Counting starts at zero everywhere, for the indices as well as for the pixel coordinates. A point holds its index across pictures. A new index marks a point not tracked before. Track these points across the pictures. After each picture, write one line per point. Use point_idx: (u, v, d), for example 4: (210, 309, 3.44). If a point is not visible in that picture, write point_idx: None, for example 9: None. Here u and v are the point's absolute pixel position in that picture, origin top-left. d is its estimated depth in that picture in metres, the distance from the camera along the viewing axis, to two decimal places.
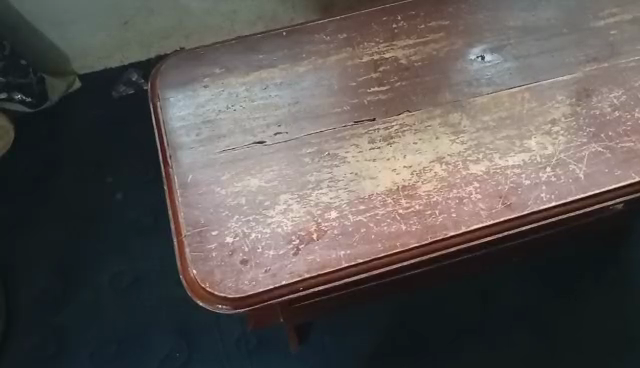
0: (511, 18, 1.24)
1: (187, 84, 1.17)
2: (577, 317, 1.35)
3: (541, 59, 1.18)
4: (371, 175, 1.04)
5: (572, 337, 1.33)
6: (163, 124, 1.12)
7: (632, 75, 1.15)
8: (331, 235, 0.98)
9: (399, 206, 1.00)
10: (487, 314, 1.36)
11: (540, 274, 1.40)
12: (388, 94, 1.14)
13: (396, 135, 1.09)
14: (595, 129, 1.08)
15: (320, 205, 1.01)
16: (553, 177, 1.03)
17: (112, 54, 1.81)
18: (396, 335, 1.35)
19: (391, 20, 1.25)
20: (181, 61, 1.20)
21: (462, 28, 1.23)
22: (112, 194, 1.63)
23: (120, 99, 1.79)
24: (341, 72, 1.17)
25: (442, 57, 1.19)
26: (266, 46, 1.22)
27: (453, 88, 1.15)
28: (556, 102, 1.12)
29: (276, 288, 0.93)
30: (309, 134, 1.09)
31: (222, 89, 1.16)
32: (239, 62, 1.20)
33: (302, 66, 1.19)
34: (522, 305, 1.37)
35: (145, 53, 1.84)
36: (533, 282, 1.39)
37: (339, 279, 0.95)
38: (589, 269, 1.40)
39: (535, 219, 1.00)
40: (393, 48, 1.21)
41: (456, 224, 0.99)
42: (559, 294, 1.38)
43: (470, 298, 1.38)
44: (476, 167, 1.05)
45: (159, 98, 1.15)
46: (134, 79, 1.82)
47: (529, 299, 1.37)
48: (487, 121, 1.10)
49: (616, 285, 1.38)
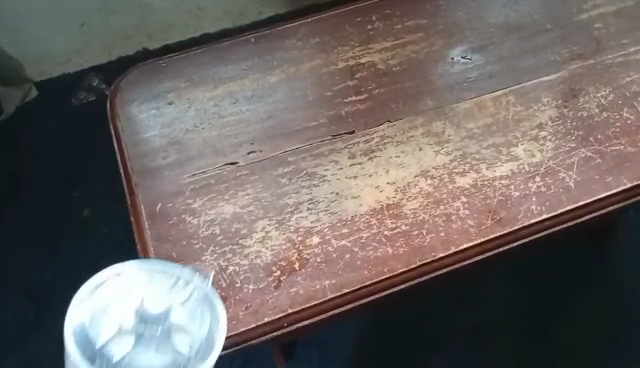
0: (491, 15, 1.18)
1: (151, 101, 1.08)
2: (567, 317, 1.33)
3: (526, 58, 1.12)
4: (354, 194, 0.98)
5: (563, 339, 1.31)
6: (127, 146, 1.03)
7: (619, 72, 1.10)
8: (314, 264, 0.92)
9: (384, 227, 0.95)
10: (479, 316, 1.33)
11: (531, 273, 1.37)
12: (367, 103, 1.08)
13: (378, 148, 1.03)
14: (584, 133, 1.04)
15: (301, 230, 0.95)
16: (544, 186, 0.98)
17: (69, 58, 1.69)
18: (387, 343, 1.31)
19: (366, 21, 1.18)
20: (142, 75, 1.11)
21: (441, 27, 1.16)
22: (79, 210, 1.53)
23: (82, 106, 1.68)
24: (315, 81, 1.10)
25: (422, 59, 1.12)
26: (234, 55, 1.13)
27: (436, 93, 1.08)
28: (542, 105, 1.07)
29: (257, 326, 0.87)
30: (285, 151, 1.02)
31: (189, 106, 1.08)
32: (206, 74, 1.11)
33: (274, 75, 1.11)
34: (514, 306, 1.34)
35: (106, 56, 1.72)
36: (524, 282, 1.37)
37: (325, 311, 0.89)
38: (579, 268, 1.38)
39: (526, 233, 0.95)
40: (369, 52, 1.14)
41: (444, 244, 0.93)
42: (551, 294, 1.35)
43: (462, 302, 1.35)
44: (463, 180, 0.99)
45: (120, 118, 1.07)
46: (95, 84, 1.70)
47: (520, 299, 1.35)
48: (471, 130, 1.05)
49: (606, 283, 1.37)
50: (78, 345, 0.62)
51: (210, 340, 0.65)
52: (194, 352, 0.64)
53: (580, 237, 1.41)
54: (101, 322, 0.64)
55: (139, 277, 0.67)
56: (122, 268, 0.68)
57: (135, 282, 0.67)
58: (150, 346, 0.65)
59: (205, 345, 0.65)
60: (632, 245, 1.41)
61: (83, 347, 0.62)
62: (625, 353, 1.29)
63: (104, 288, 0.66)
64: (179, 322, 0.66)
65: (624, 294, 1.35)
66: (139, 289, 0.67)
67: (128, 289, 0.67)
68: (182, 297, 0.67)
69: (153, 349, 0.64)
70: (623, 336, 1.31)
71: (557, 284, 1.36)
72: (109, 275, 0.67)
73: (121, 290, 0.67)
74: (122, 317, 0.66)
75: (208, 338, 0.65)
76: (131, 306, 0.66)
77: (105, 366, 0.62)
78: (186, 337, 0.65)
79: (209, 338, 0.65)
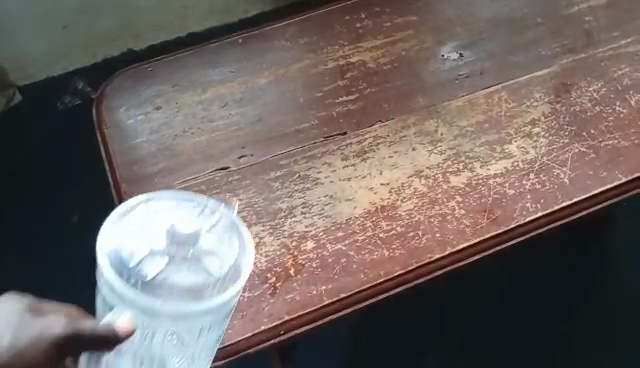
0: (481, 10, 1.17)
1: (139, 106, 1.06)
2: (564, 317, 1.33)
3: (517, 53, 1.11)
4: (347, 197, 0.97)
5: (560, 339, 1.30)
6: (116, 154, 1.01)
7: (610, 66, 1.10)
8: (310, 270, 0.90)
9: (379, 229, 0.94)
10: (477, 316, 1.32)
11: (528, 273, 1.37)
12: (358, 103, 1.06)
13: (371, 149, 1.02)
14: (577, 128, 1.03)
15: (295, 235, 0.93)
16: (538, 183, 0.98)
17: (54, 61, 1.65)
18: (385, 346, 1.28)
19: (355, 19, 1.16)
20: (129, 80, 1.09)
21: (431, 24, 1.15)
22: (68, 217, 1.50)
23: (67, 111, 1.63)
24: (305, 81, 1.09)
25: (413, 57, 1.11)
26: (222, 57, 1.11)
27: (428, 92, 1.07)
28: (534, 101, 1.06)
29: (254, 334, 0.86)
30: (276, 155, 1.01)
31: (177, 111, 1.05)
32: (194, 77, 1.09)
33: (263, 77, 1.09)
34: (511, 306, 1.34)
35: (91, 58, 1.68)
36: (522, 281, 1.36)
37: (321, 318, 0.88)
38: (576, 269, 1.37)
39: (522, 232, 0.94)
40: (359, 51, 1.12)
41: (440, 245, 0.92)
42: (547, 290, 1.35)
43: (460, 300, 1.33)
44: (457, 179, 0.98)
45: (107, 125, 1.04)
46: (80, 88, 1.66)
47: (518, 300, 1.34)
48: (464, 128, 1.04)
49: (602, 277, 1.36)
50: (110, 267, 0.59)
51: (238, 268, 0.62)
52: (224, 277, 0.61)
53: (577, 237, 1.40)
54: (132, 243, 0.61)
55: (170, 202, 0.65)
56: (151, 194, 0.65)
57: (163, 208, 0.64)
58: (184, 267, 0.61)
59: (239, 269, 0.62)
60: (630, 244, 1.40)
61: (115, 270, 0.59)
62: (622, 350, 1.29)
63: (130, 211, 0.63)
64: (209, 245, 0.63)
65: (621, 294, 1.35)
66: (168, 212, 0.64)
67: (158, 213, 0.64)
68: (214, 221, 0.64)
69: (186, 269, 0.60)
70: (619, 331, 1.31)
71: (551, 278, 1.36)
72: (139, 200, 0.64)
73: (148, 213, 0.63)
74: (153, 240, 0.62)
75: (242, 264, 0.62)
76: (159, 228, 0.63)
77: (140, 288, 0.59)
78: (217, 260, 0.62)
79: (242, 264, 0.62)
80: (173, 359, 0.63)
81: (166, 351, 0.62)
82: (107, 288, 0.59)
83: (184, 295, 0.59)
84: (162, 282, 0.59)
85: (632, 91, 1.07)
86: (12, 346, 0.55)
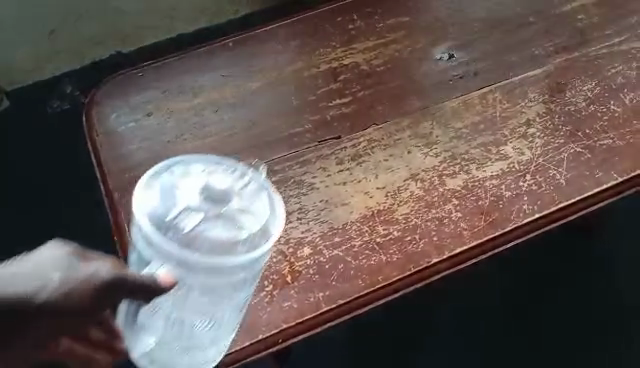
0: (474, 10, 1.16)
1: (130, 113, 1.04)
2: (566, 316, 1.29)
3: (510, 52, 1.11)
4: (343, 202, 0.96)
5: (562, 339, 1.27)
6: (107, 162, 0.99)
7: (604, 64, 1.10)
8: (307, 276, 0.90)
9: (376, 234, 0.93)
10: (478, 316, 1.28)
11: (531, 271, 1.32)
12: (352, 106, 1.05)
13: (365, 152, 1.01)
14: (572, 128, 1.03)
15: (291, 241, 0.92)
16: (534, 184, 0.97)
17: (41, 66, 1.60)
18: (384, 348, 1.24)
19: (347, 20, 1.15)
20: (118, 85, 1.07)
21: (424, 24, 1.14)
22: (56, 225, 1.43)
23: (55, 115, 1.58)
24: (298, 85, 1.07)
25: (406, 58, 1.10)
26: (213, 62, 1.10)
27: (422, 93, 1.06)
28: (529, 101, 1.06)
29: (251, 344, 0.84)
30: (271, 160, 0.99)
31: (169, 117, 1.04)
32: (184, 83, 1.07)
33: (256, 81, 1.08)
34: (513, 305, 1.30)
35: (79, 61, 1.63)
36: (524, 279, 1.32)
37: (319, 325, 0.87)
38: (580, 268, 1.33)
39: (519, 234, 0.93)
40: (352, 53, 1.11)
41: (438, 249, 0.92)
42: (549, 288, 1.31)
43: (462, 301, 1.29)
44: (454, 181, 0.98)
45: (97, 132, 1.02)
46: (69, 92, 1.61)
47: (520, 298, 1.30)
48: (459, 129, 1.03)
49: (603, 274, 1.33)
50: (152, 220, 0.68)
51: (265, 228, 0.70)
52: (252, 234, 0.68)
53: (581, 235, 1.36)
54: (170, 199, 0.69)
55: (204, 165, 0.73)
56: (185, 158, 0.73)
57: (197, 170, 0.72)
58: (217, 222, 0.68)
59: (264, 227, 0.70)
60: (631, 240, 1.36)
61: (156, 223, 0.68)
62: (624, 349, 1.26)
63: (170, 172, 0.72)
64: (239, 205, 0.70)
65: (625, 294, 1.31)
66: (201, 174, 0.71)
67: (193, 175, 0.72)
68: (243, 184, 0.72)
69: (218, 224, 0.68)
70: (620, 329, 1.28)
71: (553, 276, 1.32)
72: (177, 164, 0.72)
73: (186, 174, 0.71)
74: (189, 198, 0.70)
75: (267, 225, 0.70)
76: (195, 187, 0.70)
77: (176, 239, 0.67)
78: (247, 218, 0.69)
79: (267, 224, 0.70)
80: (208, 307, 0.72)
81: (201, 298, 0.71)
82: (148, 240, 0.68)
83: (215, 247, 0.67)
84: (197, 234, 0.67)
85: (626, 90, 1.07)
86: (65, 277, 0.66)
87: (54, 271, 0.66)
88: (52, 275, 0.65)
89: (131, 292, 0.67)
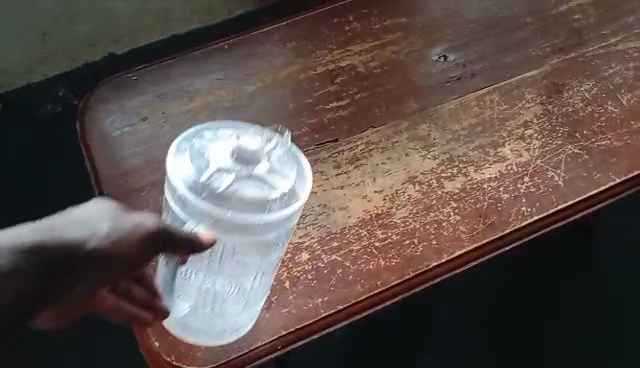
0: (470, 10, 1.15)
1: (124, 118, 1.03)
2: (565, 316, 1.29)
3: (507, 53, 1.10)
4: (341, 206, 0.95)
5: (560, 339, 1.27)
6: (102, 168, 0.98)
7: (600, 64, 1.10)
8: (306, 282, 0.89)
9: (375, 238, 0.92)
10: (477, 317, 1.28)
11: (530, 271, 1.33)
12: (349, 108, 1.05)
13: (363, 156, 1.00)
14: (569, 129, 1.03)
15: (289, 247, 0.91)
16: (533, 186, 0.97)
17: (33, 68, 1.56)
18: (383, 350, 1.23)
19: (342, 22, 1.14)
20: (112, 90, 1.05)
21: (420, 25, 1.13)
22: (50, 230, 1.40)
23: (48, 118, 1.55)
24: (295, 88, 1.07)
25: (403, 60, 1.09)
26: (208, 65, 1.09)
27: (419, 95, 1.06)
28: (526, 102, 1.05)
29: (250, 350, 0.84)
30: None
31: (164, 122, 1.03)
32: (180, 86, 1.06)
33: (252, 84, 1.07)
34: (512, 305, 1.29)
35: (72, 63, 1.59)
36: (522, 279, 1.32)
37: (319, 330, 0.86)
38: (578, 269, 1.34)
39: (517, 236, 0.93)
40: (348, 55, 1.10)
41: (437, 253, 0.91)
42: (547, 288, 1.31)
43: (461, 303, 1.29)
44: (452, 184, 0.97)
45: (90, 138, 1.01)
46: (61, 95, 1.57)
47: (519, 298, 1.30)
48: (457, 131, 1.02)
49: (601, 273, 1.33)
50: (188, 183, 0.72)
51: (293, 189, 0.73)
52: (281, 193, 0.72)
53: (580, 235, 1.36)
54: (202, 162, 0.73)
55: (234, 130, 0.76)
56: (214, 125, 0.77)
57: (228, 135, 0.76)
58: (248, 182, 0.71)
59: (293, 187, 0.73)
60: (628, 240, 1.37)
61: (191, 185, 0.72)
62: (621, 348, 1.27)
63: (202, 137, 0.75)
64: (269, 165, 0.73)
65: (624, 294, 1.32)
66: (231, 137, 0.75)
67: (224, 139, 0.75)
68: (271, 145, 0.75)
69: (249, 184, 0.71)
70: (617, 328, 1.28)
71: (552, 276, 1.32)
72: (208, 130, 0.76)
73: (217, 138, 0.75)
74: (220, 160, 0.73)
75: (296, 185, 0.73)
76: (226, 149, 0.74)
77: (211, 198, 0.71)
78: (276, 178, 0.73)
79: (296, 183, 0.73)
80: (243, 264, 0.77)
81: (236, 256, 0.76)
82: (185, 202, 0.72)
83: (248, 205, 0.71)
84: (230, 194, 0.71)
85: (623, 90, 1.07)
86: (115, 226, 0.70)
87: (101, 222, 0.70)
88: (100, 225, 0.70)
89: (169, 245, 0.72)
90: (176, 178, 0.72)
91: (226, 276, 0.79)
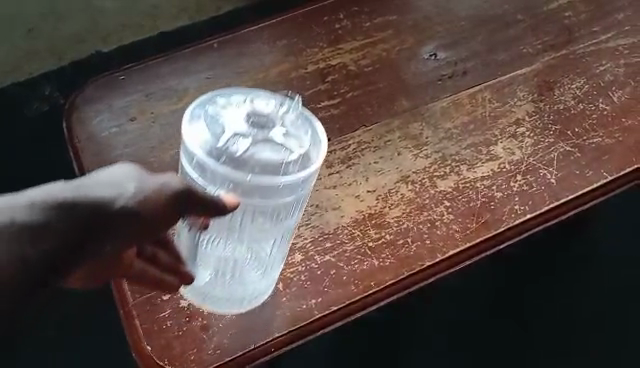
0: (461, 8, 1.15)
1: (112, 118, 1.01)
2: (556, 313, 1.30)
3: (499, 51, 1.10)
4: (334, 206, 0.94)
5: (550, 336, 1.28)
6: (90, 169, 0.96)
7: (591, 62, 1.10)
8: (299, 283, 0.88)
9: (368, 238, 0.92)
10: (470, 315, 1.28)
11: (521, 268, 1.33)
12: (340, 107, 1.04)
13: (355, 155, 0.99)
14: (561, 127, 1.03)
15: None
16: (526, 185, 0.97)
17: (19, 65, 1.51)
18: (377, 350, 1.23)
19: (333, 20, 1.13)
20: (100, 90, 1.03)
21: (411, 23, 1.12)
22: None
23: (35, 118, 1.52)
24: (286, 86, 1.05)
25: (395, 58, 1.09)
26: (198, 63, 1.07)
27: (411, 93, 1.05)
28: (518, 100, 1.05)
29: (243, 353, 0.83)
30: None
31: (153, 122, 1.01)
32: (169, 86, 1.05)
33: (242, 83, 1.05)
34: (504, 303, 1.30)
35: (57, 61, 1.55)
36: (514, 277, 1.32)
37: (312, 332, 0.85)
38: (570, 267, 1.34)
39: (511, 235, 0.93)
40: (339, 53, 1.09)
41: (431, 252, 0.91)
42: (538, 286, 1.32)
43: (455, 302, 1.28)
44: (445, 183, 0.97)
45: (77, 139, 0.98)
46: (47, 94, 1.54)
47: (512, 295, 1.31)
48: (449, 130, 1.02)
49: (592, 271, 1.34)
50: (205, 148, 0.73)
51: (309, 151, 0.74)
52: (297, 155, 0.73)
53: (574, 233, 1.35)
54: (218, 129, 0.74)
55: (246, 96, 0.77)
56: (226, 92, 0.78)
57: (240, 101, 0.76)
58: (265, 146, 0.73)
59: (307, 150, 0.74)
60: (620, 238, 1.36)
61: (209, 151, 0.73)
62: (611, 345, 1.27)
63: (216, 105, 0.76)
64: (283, 129, 0.74)
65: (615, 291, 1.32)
66: (244, 103, 0.76)
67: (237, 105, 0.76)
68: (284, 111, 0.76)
69: (266, 147, 0.72)
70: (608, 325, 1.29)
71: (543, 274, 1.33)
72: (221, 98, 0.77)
73: (230, 105, 0.76)
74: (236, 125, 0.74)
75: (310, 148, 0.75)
76: (241, 114, 0.75)
77: (230, 162, 0.72)
78: (290, 142, 0.74)
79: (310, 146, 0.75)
80: (261, 229, 0.78)
81: (255, 221, 0.77)
82: (203, 167, 0.73)
83: (266, 168, 0.72)
84: (248, 159, 0.72)
85: (614, 87, 1.07)
86: (141, 187, 0.68)
87: (128, 183, 0.68)
88: (127, 186, 0.68)
89: (194, 206, 0.71)
90: (193, 145, 0.73)
91: (245, 243, 0.80)
